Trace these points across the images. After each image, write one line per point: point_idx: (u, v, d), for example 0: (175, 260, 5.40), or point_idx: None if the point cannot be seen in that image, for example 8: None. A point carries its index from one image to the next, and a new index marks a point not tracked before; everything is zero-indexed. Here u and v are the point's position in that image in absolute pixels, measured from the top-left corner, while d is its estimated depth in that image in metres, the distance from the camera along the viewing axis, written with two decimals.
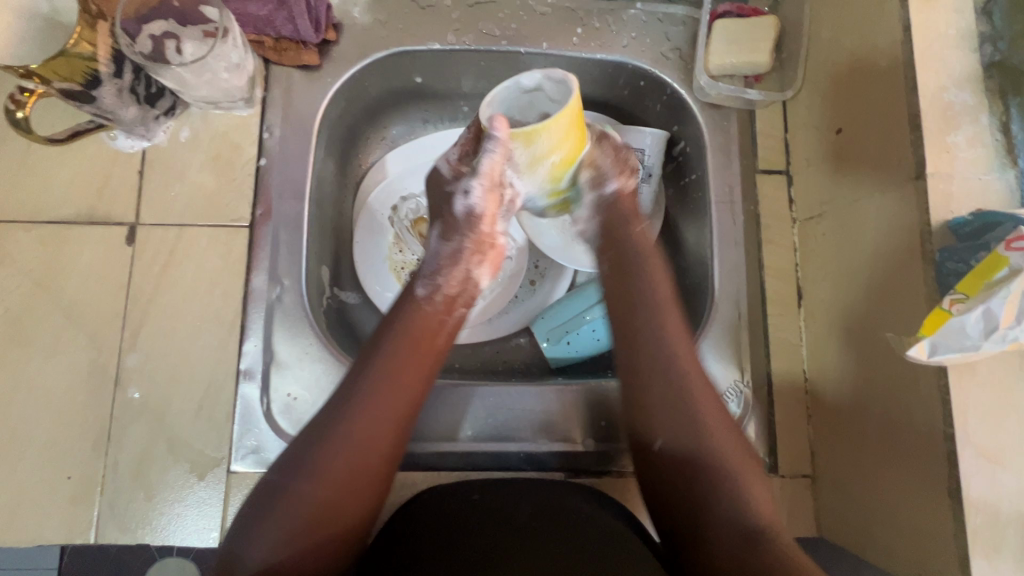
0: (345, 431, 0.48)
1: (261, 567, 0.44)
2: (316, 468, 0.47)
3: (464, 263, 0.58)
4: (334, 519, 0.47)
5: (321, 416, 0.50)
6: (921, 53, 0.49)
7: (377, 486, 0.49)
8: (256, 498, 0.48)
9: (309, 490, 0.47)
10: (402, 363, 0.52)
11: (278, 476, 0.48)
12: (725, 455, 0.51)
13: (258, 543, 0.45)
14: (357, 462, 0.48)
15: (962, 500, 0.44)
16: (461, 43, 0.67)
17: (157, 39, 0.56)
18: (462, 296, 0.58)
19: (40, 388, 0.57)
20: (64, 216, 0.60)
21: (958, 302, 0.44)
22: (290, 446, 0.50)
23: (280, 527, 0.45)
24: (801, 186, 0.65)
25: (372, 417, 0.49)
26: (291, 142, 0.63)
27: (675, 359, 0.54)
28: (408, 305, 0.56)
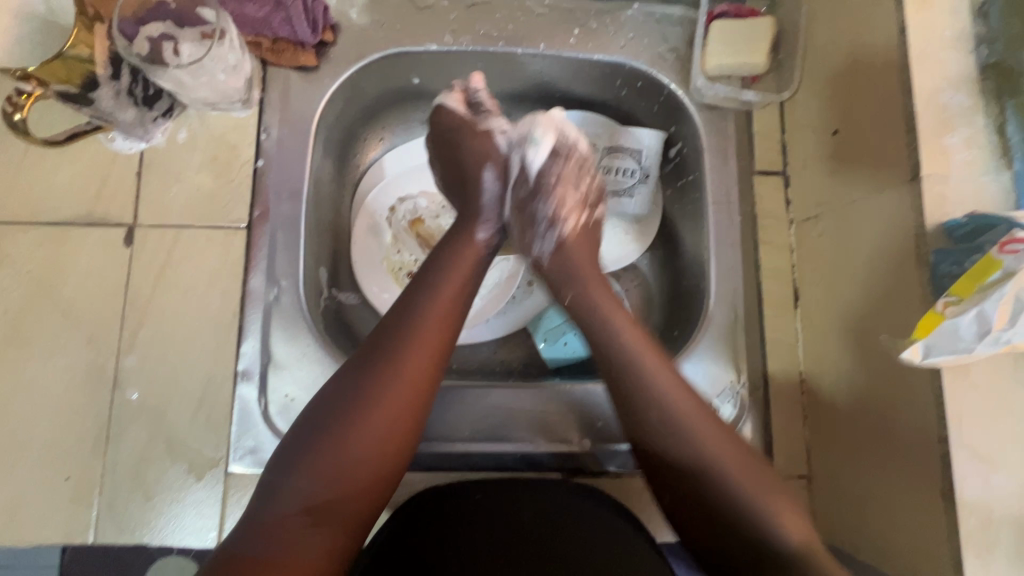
0: (388, 373, 0.49)
1: (301, 510, 0.43)
2: (357, 409, 0.47)
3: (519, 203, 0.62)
4: (373, 461, 0.46)
5: (343, 378, 0.49)
6: (917, 54, 0.49)
7: (415, 431, 0.49)
8: (286, 446, 0.46)
9: (351, 432, 0.46)
10: (440, 308, 0.53)
11: (311, 422, 0.47)
12: (726, 465, 0.48)
13: (297, 487, 0.44)
14: (400, 402, 0.48)
15: (956, 501, 0.44)
16: (458, 44, 0.67)
17: (154, 41, 0.55)
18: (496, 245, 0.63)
19: (39, 388, 0.57)
20: (62, 218, 0.60)
21: (951, 305, 0.44)
22: (300, 415, 0.48)
23: (318, 470, 0.44)
24: (798, 187, 0.65)
25: (415, 359, 0.50)
26: (289, 143, 0.63)
27: (647, 378, 0.51)
28: (444, 256, 0.57)
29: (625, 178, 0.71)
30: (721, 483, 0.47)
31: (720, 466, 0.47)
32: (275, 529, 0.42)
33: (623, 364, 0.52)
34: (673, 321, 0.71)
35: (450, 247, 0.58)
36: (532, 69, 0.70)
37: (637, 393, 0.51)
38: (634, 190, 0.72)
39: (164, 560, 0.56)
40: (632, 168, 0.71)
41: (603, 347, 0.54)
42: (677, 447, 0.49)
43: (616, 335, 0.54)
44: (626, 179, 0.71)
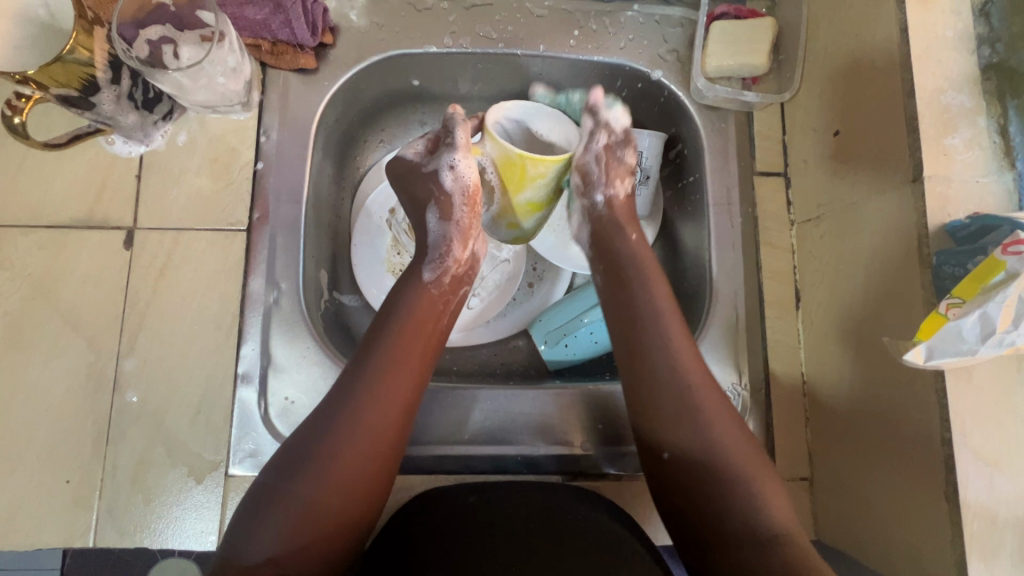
0: (353, 422, 0.49)
1: (267, 558, 0.44)
2: (324, 461, 0.47)
3: (473, 243, 0.62)
4: (350, 494, 0.47)
5: (323, 409, 0.50)
6: (918, 55, 0.49)
7: (380, 482, 0.49)
8: (253, 495, 0.47)
9: (316, 483, 0.46)
10: (405, 351, 0.53)
11: (277, 471, 0.47)
12: (726, 454, 0.50)
13: (263, 536, 0.45)
14: (367, 454, 0.48)
15: (959, 504, 0.44)
16: (458, 46, 0.67)
17: (154, 44, 0.57)
18: (467, 274, 0.62)
19: (38, 392, 0.57)
20: (61, 221, 0.60)
21: (954, 306, 0.43)
22: (283, 445, 0.49)
23: (283, 520, 0.45)
24: (799, 188, 0.65)
25: (381, 408, 0.50)
26: (288, 145, 0.63)
27: (669, 347, 0.54)
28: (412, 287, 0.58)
29: None
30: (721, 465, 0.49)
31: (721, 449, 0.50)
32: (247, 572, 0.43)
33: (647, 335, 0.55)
34: None
35: (407, 286, 0.58)
36: (532, 71, 0.70)
37: (648, 340, 0.54)
38: (635, 191, 0.71)
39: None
40: None
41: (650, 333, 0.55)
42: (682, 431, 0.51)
43: (653, 308, 0.56)
44: None
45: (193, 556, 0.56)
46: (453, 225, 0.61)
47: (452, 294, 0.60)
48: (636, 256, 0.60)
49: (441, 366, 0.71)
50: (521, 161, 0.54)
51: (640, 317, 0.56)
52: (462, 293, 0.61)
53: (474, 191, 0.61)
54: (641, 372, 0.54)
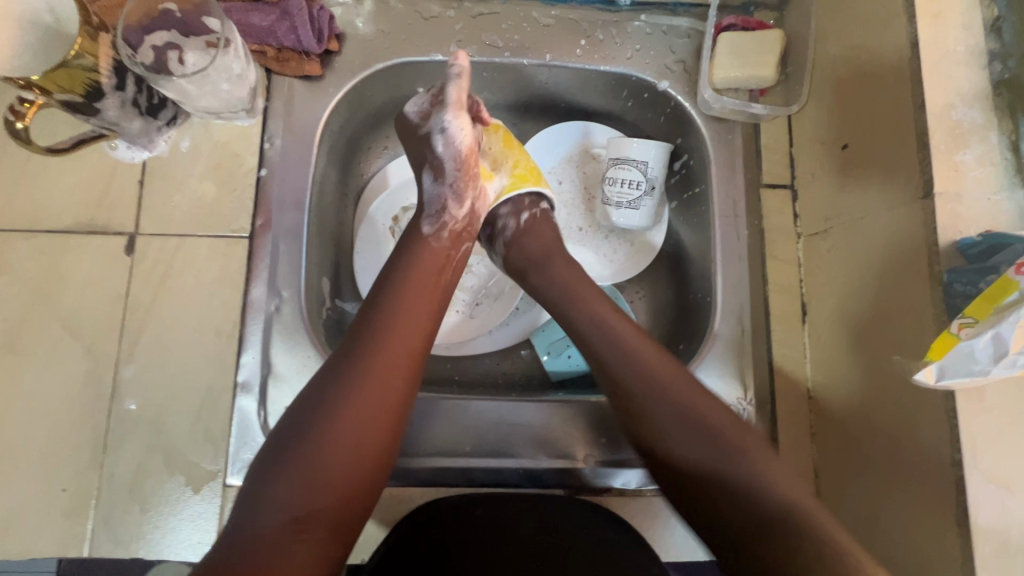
0: (362, 374, 0.48)
1: (286, 520, 0.43)
2: (336, 415, 0.46)
3: (469, 198, 0.59)
4: (351, 467, 0.46)
5: (318, 384, 0.48)
6: (929, 70, 0.49)
7: (392, 435, 0.49)
8: (262, 458, 0.46)
9: (329, 439, 0.45)
10: (410, 304, 0.52)
11: (285, 431, 0.46)
12: (727, 441, 0.50)
13: (278, 499, 0.44)
14: (378, 405, 0.48)
15: (969, 527, 0.43)
16: (463, 54, 0.67)
17: (160, 49, 0.57)
18: (467, 229, 0.60)
19: (35, 400, 0.57)
20: (62, 226, 0.60)
21: (966, 326, 0.42)
22: (278, 424, 0.48)
23: (298, 476, 0.44)
24: (806, 201, 0.64)
25: (389, 359, 0.49)
26: (292, 151, 0.63)
27: (629, 347, 0.55)
28: (410, 254, 0.56)
29: (631, 190, 0.70)
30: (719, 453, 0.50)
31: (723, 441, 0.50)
32: (257, 542, 0.42)
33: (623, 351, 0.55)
34: (680, 333, 0.70)
35: (411, 247, 0.57)
36: (538, 79, 0.70)
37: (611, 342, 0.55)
38: (640, 202, 0.70)
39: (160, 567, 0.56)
40: (637, 180, 0.69)
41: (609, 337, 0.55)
42: (681, 429, 0.51)
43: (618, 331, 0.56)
44: (632, 192, 0.69)
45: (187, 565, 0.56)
46: (446, 187, 0.58)
47: (455, 247, 0.58)
48: (568, 281, 0.60)
49: (442, 376, 0.71)
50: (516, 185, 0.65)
51: (598, 340, 0.56)
52: (462, 248, 0.59)
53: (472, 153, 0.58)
54: (618, 381, 0.54)
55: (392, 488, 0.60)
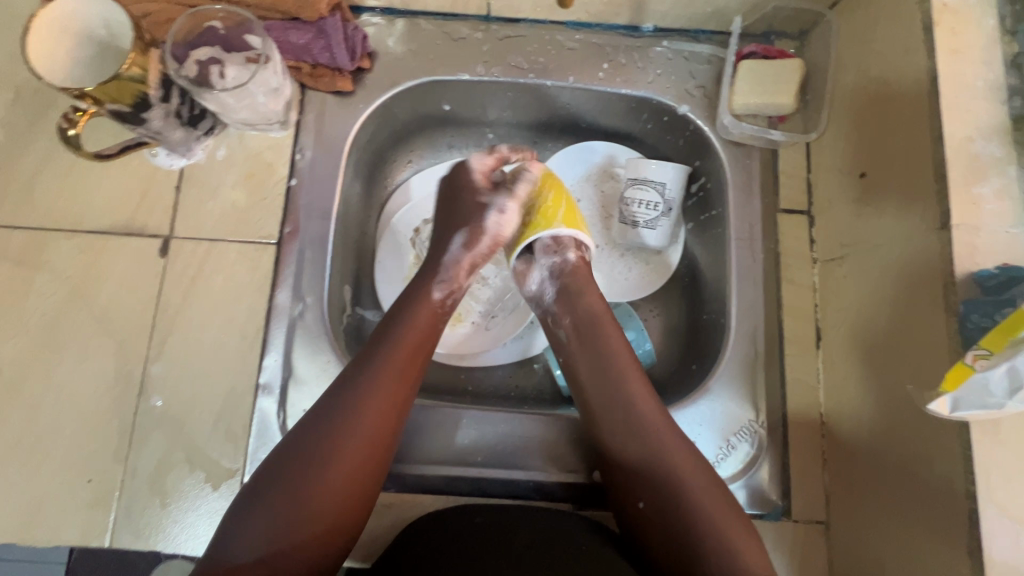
0: (347, 426, 0.50)
1: (254, 558, 0.45)
2: (318, 463, 0.48)
3: (478, 271, 0.63)
4: (329, 509, 0.47)
5: (309, 424, 0.50)
6: (948, 103, 0.50)
7: (369, 486, 0.50)
8: (246, 493, 0.48)
9: (305, 486, 0.47)
10: (402, 360, 0.54)
11: (272, 469, 0.48)
12: (706, 507, 0.50)
13: (253, 537, 0.45)
14: (359, 457, 0.49)
15: (982, 560, 0.43)
16: (489, 74, 0.69)
17: (203, 64, 0.60)
18: (461, 285, 0.62)
19: (68, 392, 0.59)
20: (102, 227, 0.63)
21: (981, 358, 0.42)
22: (268, 459, 0.49)
23: (275, 517, 0.46)
24: (823, 227, 0.65)
25: (377, 414, 0.51)
26: (322, 164, 0.65)
27: (631, 403, 0.56)
28: (403, 305, 0.59)
29: (648, 211, 0.71)
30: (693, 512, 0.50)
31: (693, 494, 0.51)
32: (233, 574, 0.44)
33: (620, 394, 0.56)
34: (693, 353, 0.70)
35: (407, 302, 0.59)
36: (560, 101, 0.72)
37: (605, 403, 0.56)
38: (656, 223, 0.71)
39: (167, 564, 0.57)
40: (655, 201, 0.71)
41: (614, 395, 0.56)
42: (671, 484, 0.52)
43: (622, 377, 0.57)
44: (649, 212, 0.71)
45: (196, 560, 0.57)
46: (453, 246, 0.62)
47: (442, 306, 0.60)
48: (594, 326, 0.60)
49: (456, 386, 0.72)
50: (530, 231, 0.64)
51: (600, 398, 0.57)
52: (450, 311, 0.60)
53: (497, 239, 0.63)
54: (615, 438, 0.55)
55: (402, 495, 0.60)
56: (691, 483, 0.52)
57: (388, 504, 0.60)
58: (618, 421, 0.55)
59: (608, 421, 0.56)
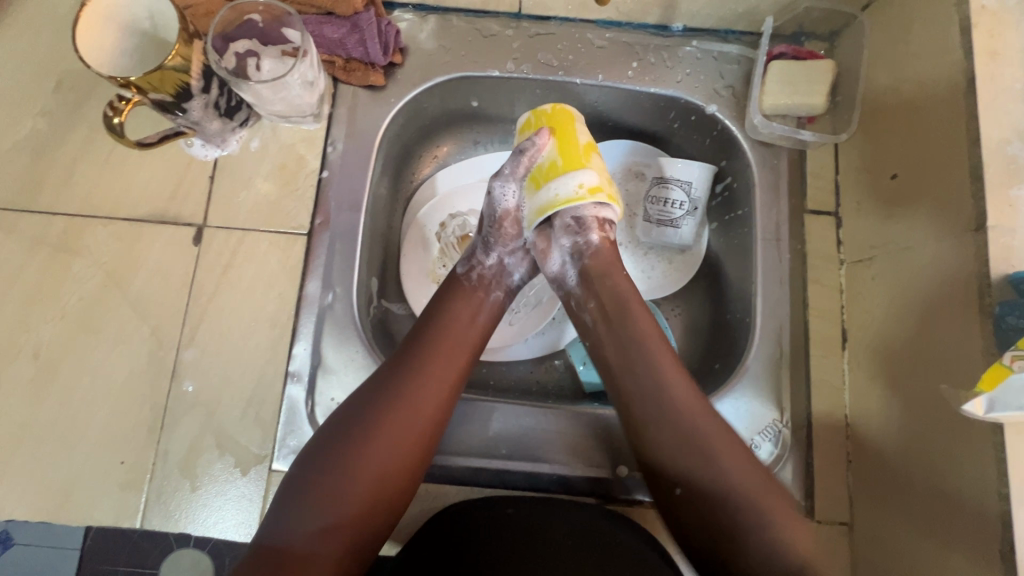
0: (395, 403, 0.51)
1: (316, 528, 0.46)
2: (360, 445, 0.49)
3: (498, 250, 0.63)
4: (374, 492, 0.49)
5: (352, 409, 0.51)
6: (985, 105, 0.49)
7: (419, 460, 0.52)
8: (297, 472, 0.49)
9: (357, 460, 0.49)
10: (447, 340, 0.56)
11: (320, 449, 0.50)
12: (749, 491, 0.50)
13: (311, 508, 0.47)
14: (408, 430, 0.51)
15: (1014, 563, 0.43)
16: (519, 71, 0.69)
17: (241, 56, 0.61)
18: (498, 277, 0.62)
19: (102, 375, 0.60)
20: (138, 215, 0.64)
21: (1018, 358, 0.42)
22: (311, 444, 0.51)
23: (321, 499, 0.47)
24: (851, 229, 0.65)
25: (424, 390, 0.52)
26: (353, 157, 0.66)
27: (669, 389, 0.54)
28: (448, 293, 0.60)
29: (674, 209, 0.72)
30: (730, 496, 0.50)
31: (726, 478, 0.50)
32: (284, 554, 0.45)
33: (642, 379, 0.55)
34: (716, 353, 0.70)
35: (451, 289, 0.60)
36: (588, 99, 0.73)
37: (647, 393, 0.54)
38: (682, 221, 0.73)
39: (179, 552, 0.58)
40: (681, 200, 0.72)
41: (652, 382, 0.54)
42: (715, 469, 0.50)
43: (659, 364, 0.55)
44: (675, 211, 0.72)
45: (210, 546, 0.58)
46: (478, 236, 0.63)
47: (486, 290, 0.61)
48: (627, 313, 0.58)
49: (478, 379, 0.73)
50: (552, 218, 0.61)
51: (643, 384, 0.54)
52: (492, 295, 0.61)
53: (511, 218, 0.62)
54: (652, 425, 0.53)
55: (427, 483, 0.61)
56: (736, 466, 0.51)
57: (414, 493, 0.61)
58: (656, 409, 0.53)
59: (637, 411, 0.54)
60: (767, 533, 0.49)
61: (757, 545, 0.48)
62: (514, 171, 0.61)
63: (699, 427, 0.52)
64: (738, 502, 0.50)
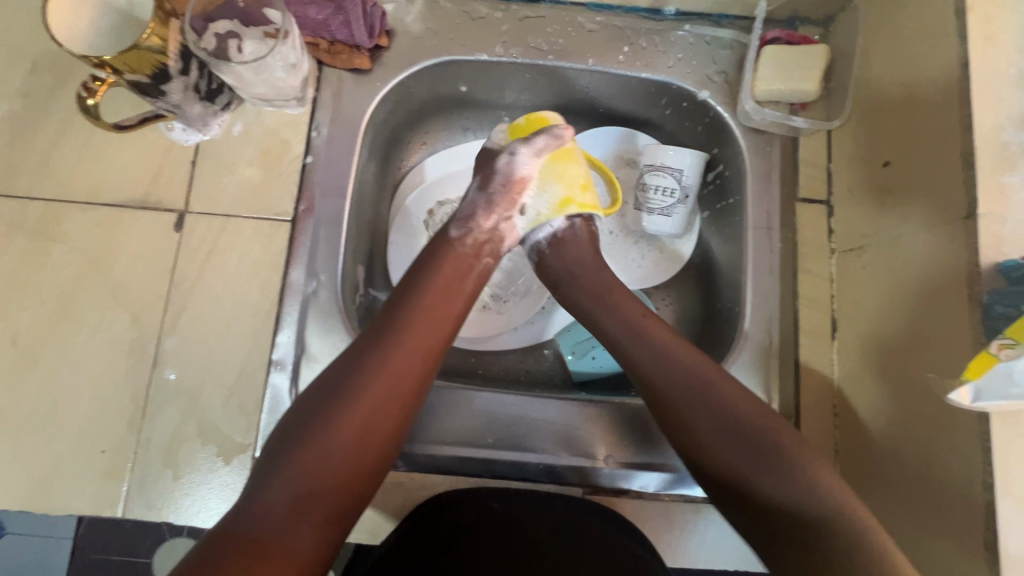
0: (371, 370, 0.50)
1: (293, 497, 0.45)
2: (342, 407, 0.49)
3: (497, 213, 0.61)
4: (355, 455, 0.48)
5: (336, 370, 0.51)
6: (978, 90, 0.49)
7: (395, 429, 0.51)
8: (273, 444, 0.48)
9: (332, 425, 0.48)
10: (426, 309, 0.55)
11: (296, 422, 0.49)
12: (767, 437, 0.50)
13: (288, 476, 0.46)
14: (386, 396, 0.50)
15: (997, 552, 0.43)
16: (508, 55, 0.68)
17: (222, 37, 0.59)
18: (490, 241, 0.61)
19: (82, 363, 0.59)
20: (118, 200, 0.63)
21: (1007, 347, 0.42)
22: (296, 406, 0.50)
23: (302, 459, 0.46)
24: (842, 217, 0.64)
25: (403, 354, 0.52)
26: (338, 142, 0.65)
27: (667, 354, 0.55)
28: (434, 254, 0.59)
29: (665, 198, 0.71)
30: (745, 449, 0.50)
31: (730, 412, 0.51)
32: (263, 517, 0.44)
33: (630, 343, 0.57)
34: (706, 343, 0.70)
35: (434, 256, 0.58)
36: (579, 84, 0.71)
37: (656, 364, 0.55)
38: (672, 210, 0.71)
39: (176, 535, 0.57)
40: (671, 187, 0.70)
41: (650, 351, 0.56)
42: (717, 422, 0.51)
43: (648, 328, 0.57)
44: (666, 199, 0.71)
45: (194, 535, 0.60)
46: (483, 194, 0.61)
47: (475, 258, 0.59)
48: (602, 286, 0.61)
49: (466, 368, 0.72)
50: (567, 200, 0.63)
51: (647, 355, 0.56)
52: (482, 262, 0.60)
53: (522, 185, 0.61)
54: (657, 391, 0.54)
55: (412, 473, 0.61)
56: (755, 419, 0.51)
57: (399, 483, 0.61)
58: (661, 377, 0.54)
59: (635, 356, 0.56)
60: (787, 460, 0.49)
61: (778, 495, 0.48)
62: (535, 145, 0.61)
63: (707, 385, 0.53)
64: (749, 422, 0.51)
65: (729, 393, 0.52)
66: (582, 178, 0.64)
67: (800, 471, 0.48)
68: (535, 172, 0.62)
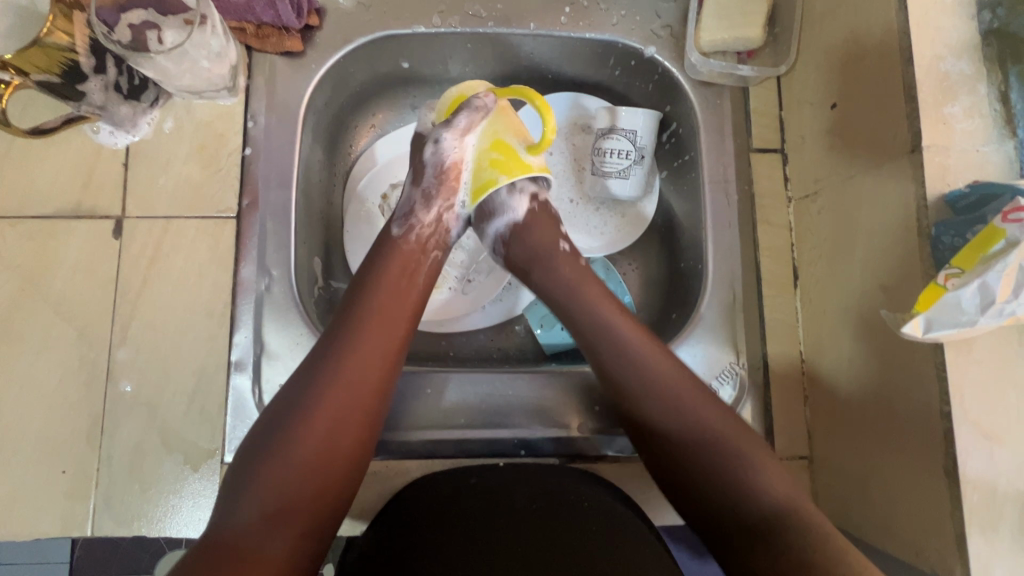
0: (329, 381, 0.49)
1: (260, 516, 0.45)
2: (303, 420, 0.48)
3: (437, 205, 0.59)
4: (323, 468, 0.47)
5: (289, 387, 0.50)
6: (918, 21, 0.48)
7: (363, 433, 0.50)
8: (237, 462, 0.48)
9: (297, 435, 0.47)
10: (383, 305, 0.54)
11: (259, 438, 0.48)
12: (717, 427, 0.51)
13: (255, 493, 0.45)
14: (343, 404, 0.49)
15: (958, 478, 0.43)
16: (446, 25, 0.66)
17: (137, 28, 0.54)
18: (436, 236, 0.59)
19: (32, 382, 0.57)
20: (48, 212, 0.60)
21: (953, 276, 0.43)
22: (254, 428, 0.49)
23: (268, 481, 0.46)
24: (797, 165, 0.64)
25: (358, 356, 0.51)
26: (276, 130, 0.62)
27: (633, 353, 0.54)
28: (384, 252, 0.57)
29: (619, 160, 0.69)
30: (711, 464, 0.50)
31: (692, 431, 0.51)
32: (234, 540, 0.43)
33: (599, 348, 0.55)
34: (674, 303, 0.70)
35: (382, 253, 0.57)
36: (523, 50, 0.69)
37: (619, 367, 0.54)
38: (629, 172, 0.70)
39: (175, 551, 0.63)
40: (626, 150, 0.69)
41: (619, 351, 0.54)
42: (674, 419, 0.51)
43: (608, 322, 0.55)
44: (621, 162, 0.69)
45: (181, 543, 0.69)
46: (417, 190, 0.60)
47: (423, 253, 0.58)
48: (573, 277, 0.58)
49: (437, 351, 0.71)
50: (492, 176, 0.58)
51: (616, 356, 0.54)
52: (431, 255, 0.58)
53: (456, 170, 0.59)
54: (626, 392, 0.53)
55: (388, 461, 0.60)
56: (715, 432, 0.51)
57: (374, 472, 0.60)
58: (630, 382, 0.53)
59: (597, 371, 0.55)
60: (744, 482, 0.49)
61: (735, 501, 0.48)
62: (461, 127, 0.58)
63: (672, 387, 0.52)
64: (709, 465, 0.50)
65: (687, 393, 0.52)
66: (491, 148, 0.58)
67: (755, 478, 0.49)
68: (467, 155, 0.59)
